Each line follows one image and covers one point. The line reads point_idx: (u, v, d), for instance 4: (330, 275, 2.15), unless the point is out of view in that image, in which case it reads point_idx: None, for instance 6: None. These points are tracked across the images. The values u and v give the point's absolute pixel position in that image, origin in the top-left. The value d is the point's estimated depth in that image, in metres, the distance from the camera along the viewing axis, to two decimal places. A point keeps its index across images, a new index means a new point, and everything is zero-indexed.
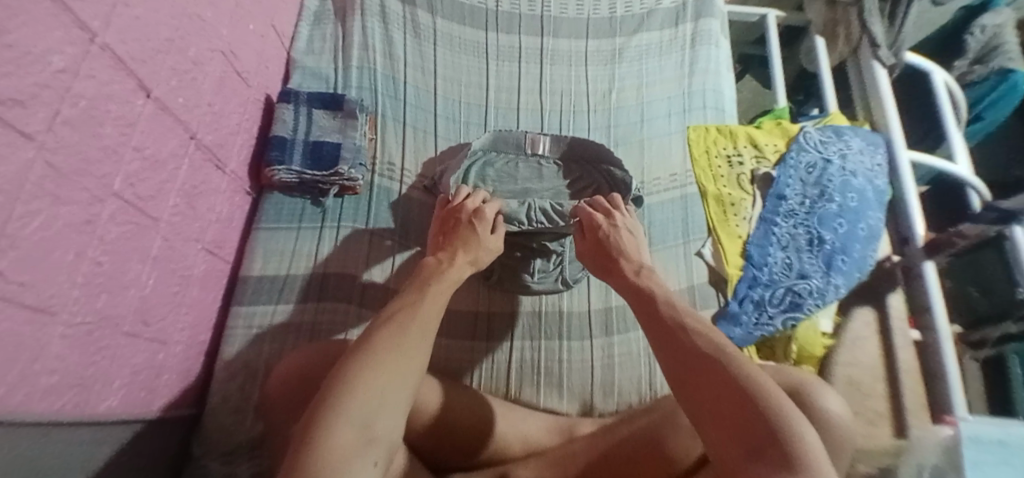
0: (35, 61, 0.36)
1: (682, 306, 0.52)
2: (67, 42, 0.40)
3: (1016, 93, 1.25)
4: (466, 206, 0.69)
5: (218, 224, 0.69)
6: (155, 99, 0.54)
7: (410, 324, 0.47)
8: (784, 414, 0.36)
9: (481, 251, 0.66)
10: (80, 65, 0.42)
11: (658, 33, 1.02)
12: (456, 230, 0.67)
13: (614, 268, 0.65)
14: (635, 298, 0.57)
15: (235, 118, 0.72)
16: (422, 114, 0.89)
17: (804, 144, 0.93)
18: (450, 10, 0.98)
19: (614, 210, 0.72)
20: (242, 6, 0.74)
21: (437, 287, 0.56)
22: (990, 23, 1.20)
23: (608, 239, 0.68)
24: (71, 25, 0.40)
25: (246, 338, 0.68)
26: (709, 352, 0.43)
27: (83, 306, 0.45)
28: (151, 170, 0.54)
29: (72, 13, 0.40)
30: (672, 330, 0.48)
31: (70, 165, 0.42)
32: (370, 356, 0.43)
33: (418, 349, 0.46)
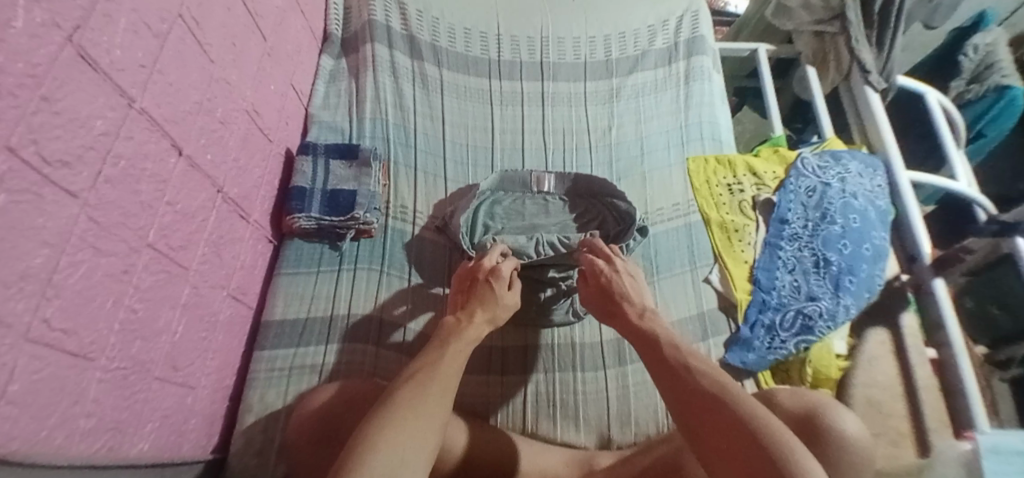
0: (79, 126, 0.41)
1: (686, 348, 0.57)
2: (109, 107, 0.45)
3: (1015, 109, 1.27)
4: (483, 266, 0.72)
5: (243, 271, 0.73)
6: (186, 157, 0.59)
7: (430, 382, 0.53)
8: (784, 448, 0.42)
9: (500, 309, 0.67)
10: (120, 129, 0.47)
11: (652, 72, 1.08)
12: (474, 292, 0.69)
13: (618, 313, 0.67)
14: (640, 342, 0.61)
15: (258, 172, 0.78)
16: (432, 159, 0.94)
17: (802, 169, 0.95)
18: (455, 62, 1.05)
19: (615, 255, 0.74)
20: (265, 69, 0.80)
21: (455, 346, 0.60)
22: (981, 41, 1.26)
23: (609, 285, 0.70)
24: (112, 93, 0.45)
25: (269, 381, 0.70)
26: (713, 392, 0.49)
27: (118, 351, 0.48)
28: (182, 222, 0.58)
29: (113, 82, 0.45)
30: (678, 371, 0.54)
31: (110, 219, 0.46)
32: (393, 415, 0.47)
33: (437, 405, 0.50)
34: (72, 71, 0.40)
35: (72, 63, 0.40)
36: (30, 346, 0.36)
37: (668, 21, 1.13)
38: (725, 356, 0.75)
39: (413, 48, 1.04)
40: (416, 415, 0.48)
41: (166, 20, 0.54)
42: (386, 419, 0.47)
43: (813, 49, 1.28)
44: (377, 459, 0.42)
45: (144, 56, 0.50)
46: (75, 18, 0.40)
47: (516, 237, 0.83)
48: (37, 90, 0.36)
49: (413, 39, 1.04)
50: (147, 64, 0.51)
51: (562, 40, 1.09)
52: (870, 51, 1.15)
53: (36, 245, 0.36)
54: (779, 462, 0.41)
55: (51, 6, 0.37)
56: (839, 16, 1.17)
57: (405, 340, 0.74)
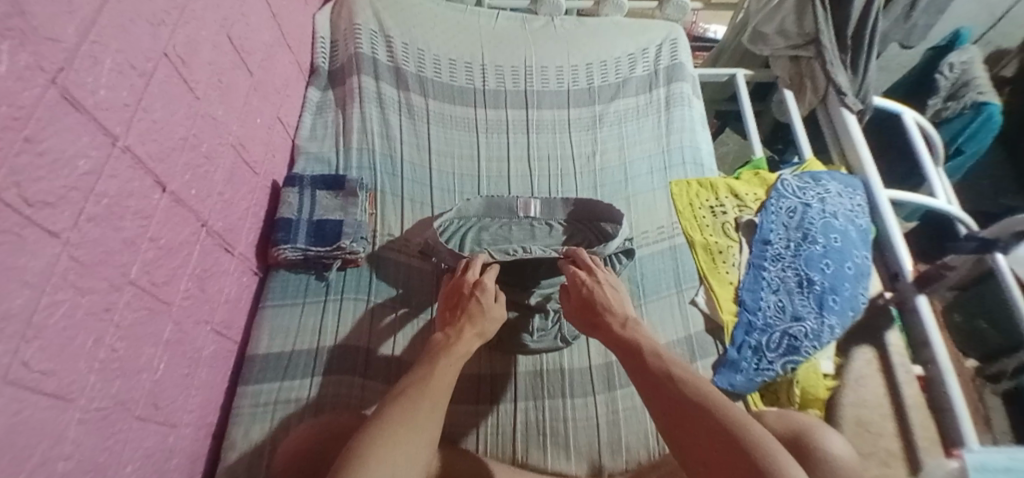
0: (62, 166, 0.41)
1: (668, 356, 0.60)
2: (92, 146, 0.45)
3: (991, 126, 1.30)
4: (467, 280, 0.75)
5: (227, 304, 0.72)
6: (169, 193, 0.59)
7: (421, 401, 0.55)
8: (766, 451, 0.46)
9: (487, 322, 0.70)
10: (103, 168, 0.47)
11: (633, 98, 1.11)
12: (461, 306, 0.72)
13: (600, 323, 0.70)
14: (625, 352, 0.63)
15: (244, 204, 0.78)
16: (419, 187, 0.95)
17: (782, 191, 0.97)
18: (441, 92, 1.07)
19: (596, 267, 0.77)
20: (251, 103, 0.82)
21: (446, 359, 0.62)
22: (956, 60, 1.33)
23: (593, 296, 0.72)
24: (96, 131, 0.46)
25: (253, 416, 0.69)
26: (696, 400, 0.52)
27: (98, 392, 0.47)
28: (165, 257, 0.58)
29: (97, 121, 0.46)
30: (661, 380, 0.56)
31: (91, 257, 0.45)
32: (386, 436, 0.50)
33: (425, 423, 0.53)
34: (56, 112, 0.40)
35: (56, 104, 0.40)
36: (8, 390, 0.35)
37: (648, 49, 1.17)
38: (713, 378, 0.75)
39: (399, 79, 1.07)
40: (411, 424, 0.52)
41: (151, 58, 0.55)
42: (381, 436, 0.50)
43: (789, 73, 1.32)
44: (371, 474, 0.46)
45: (129, 95, 0.51)
46: (59, 61, 0.40)
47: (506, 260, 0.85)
48: (21, 131, 0.36)
49: (400, 70, 1.07)
50: (131, 102, 0.52)
51: (545, 69, 1.13)
52: (846, 75, 1.20)
53: (16, 286, 0.36)
54: (760, 464, 0.45)
55: (36, 50, 0.38)
56: (814, 41, 1.22)
57: (392, 369, 0.74)
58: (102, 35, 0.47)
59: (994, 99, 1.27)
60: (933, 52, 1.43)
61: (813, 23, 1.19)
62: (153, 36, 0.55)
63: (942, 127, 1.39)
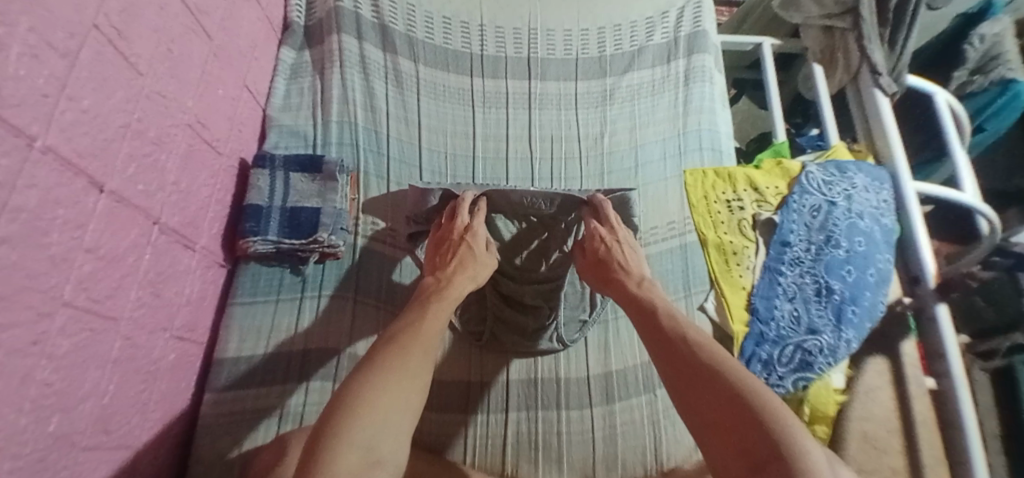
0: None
1: (683, 320, 0.56)
2: (4, 153, 0.35)
3: (1017, 104, 1.22)
4: (457, 225, 0.69)
5: (189, 305, 0.65)
6: (108, 193, 0.49)
7: (412, 344, 0.52)
8: (783, 417, 0.41)
9: (479, 268, 0.66)
10: (19, 175, 0.37)
11: (649, 71, 0.99)
12: (450, 251, 0.67)
13: (615, 283, 0.67)
14: (639, 313, 0.60)
15: (206, 191, 0.69)
16: (406, 169, 0.86)
17: (806, 185, 0.89)
18: (432, 56, 0.95)
19: (616, 225, 0.73)
20: (211, 71, 0.70)
21: (437, 303, 0.59)
22: (988, 32, 1.16)
23: (609, 257, 0.69)
24: (8, 135, 0.35)
25: (223, 427, 0.63)
26: (708, 363, 0.48)
27: (32, 435, 0.41)
28: (107, 268, 0.49)
29: (7, 122, 0.35)
30: (676, 343, 0.52)
31: (12, 286, 0.37)
32: (381, 384, 0.45)
33: (416, 364, 0.50)
34: None
35: None
36: None
37: (668, 13, 1.04)
38: None
39: (385, 39, 0.94)
40: (407, 371, 0.48)
41: (77, 34, 0.44)
42: (371, 382, 0.45)
43: (820, 46, 1.19)
44: (368, 427, 0.41)
45: (48, 83, 0.40)
46: None
47: (504, 227, 0.81)
48: None
49: (386, 29, 0.94)
50: (51, 92, 0.41)
51: (552, 33, 1.00)
52: (882, 50, 1.08)
53: None
54: (775, 432, 0.39)
55: None
56: (851, 11, 1.08)
57: None
58: (7, 11, 0.35)
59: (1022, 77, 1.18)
60: (960, 19, 1.24)
61: None
62: (77, 2, 0.44)
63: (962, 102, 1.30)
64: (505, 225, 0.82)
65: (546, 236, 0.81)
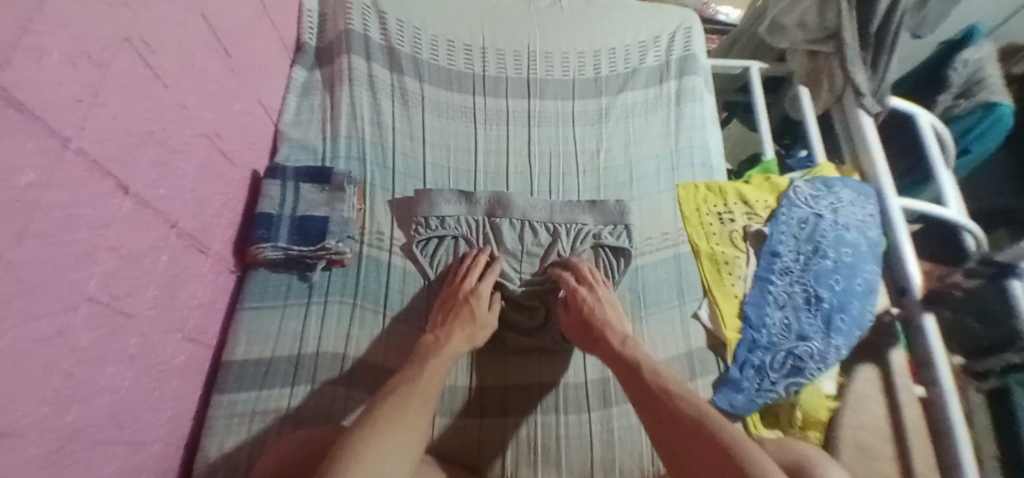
0: (5, 177, 0.35)
1: (665, 373, 0.61)
2: (38, 153, 0.39)
3: (1001, 126, 1.26)
4: (463, 287, 0.74)
5: (200, 309, 0.67)
6: (133, 195, 0.53)
7: (411, 396, 0.56)
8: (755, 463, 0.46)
9: (479, 329, 0.70)
10: (51, 176, 0.41)
11: (642, 91, 1.04)
12: (453, 312, 0.71)
13: (601, 340, 0.70)
14: (624, 369, 0.64)
15: (220, 200, 0.72)
16: (411, 182, 0.89)
17: (794, 199, 0.93)
18: (437, 77, 1.00)
19: (594, 282, 0.76)
20: (228, 87, 0.74)
21: (435, 361, 0.63)
22: (971, 57, 1.25)
23: (592, 314, 0.72)
24: (42, 134, 0.39)
25: (227, 429, 0.64)
26: (691, 416, 0.53)
27: (53, 423, 0.42)
28: (128, 267, 0.52)
29: (44, 123, 0.39)
30: (659, 396, 0.58)
31: (39, 277, 0.40)
32: (380, 430, 0.50)
33: (415, 418, 0.53)
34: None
35: None
36: None
37: (659, 38, 1.10)
38: (713, 399, 0.72)
39: (391, 59, 0.99)
40: (396, 423, 0.52)
41: (110, 46, 0.48)
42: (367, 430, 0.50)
43: (806, 68, 1.25)
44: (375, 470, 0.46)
45: (83, 89, 0.44)
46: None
47: (508, 234, 0.83)
48: None
49: (394, 51, 0.99)
50: (86, 98, 0.44)
51: (550, 55, 1.05)
52: (864, 73, 1.12)
53: None
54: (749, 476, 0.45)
55: None
56: (834, 36, 1.13)
57: (377, 378, 0.71)
58: (50, 23, 0.39)
59: (1005, 100, 1.22)
60: (945, 46, 1.34)
61: (835, 18, 1.10)
62: (111, 19, 0.48)
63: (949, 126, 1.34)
64: (509, 231, 0.84)
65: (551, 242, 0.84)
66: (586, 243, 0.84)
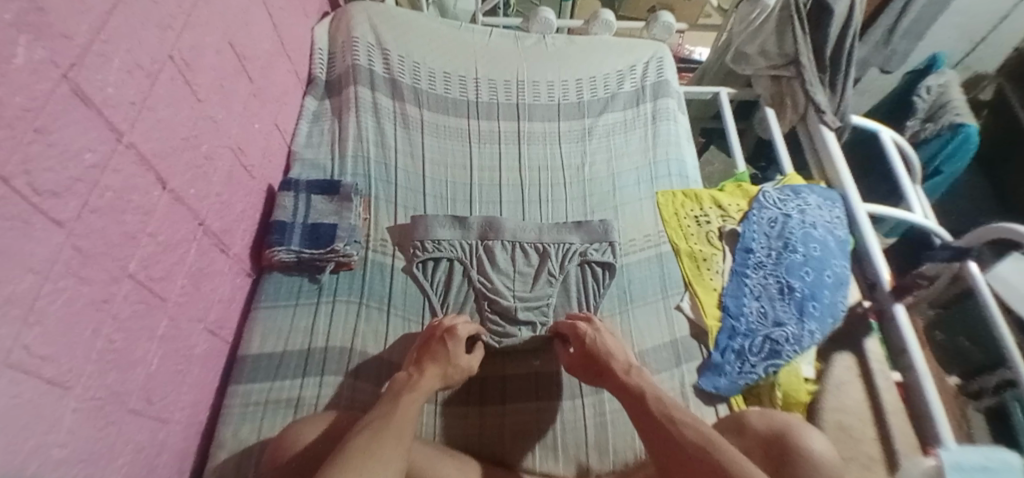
0: (70, 157, 0.43)
1: (669, 399, 0.58)
2: (99, 141, 0.47)
3: (968, 146, 1.33)
4: (442, 324, 0.72)
5: (220, 304, 0.73)
6: (170, 191, 0.60)
7: (388, 427, 0.52)
8: None
9: (452, 368, 0.68)
10: (108, 162, 0.48)
11: (621, 113, 1.15)
12: (428, 348, 0.70)
13: (604, 372, 0.67)
14: (628, 400, 0.61)
15: (240, 207, 0.80)
16: (412, 195, 0.98)
17: (764, 202, 1.01)
18: (436, 103, 1.10)
19: (591, 317, 0.76)
20: (252, 109, 0.84)
21: (410, 395, 0.60)
22: (933, 82, 1.39)
23: (594, 347, 0.70)
24: (103, 127, 0.48)
25: (243, 416, 0.68)
26: (698, 443, 0.50)
27: (94, 381, 0.48)
28: (163, 253, 0.59)
29: (105, 117, 0.48)
30: (664, 424, 0.54)
31: (94, 248, 0.47)
32: (348, 462, 0.46)
33: (393, 450, 0.49)
34: (64, 103, 0.42)
35: (66, 98, 0.42)
36: (8, 371, 0.36)
37: (635, 67, 1.22)
38: (698, 381, 0.77)
39: (394, 90, 1.10)
40: (378, 454, 0.48)
41: (158, 60, 0.57)
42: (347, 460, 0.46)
43: (770, 91, 1.37)
44: None
45: (136, 93, 0.53)
46: (71, 58, 0.42)
47: (501, 254, 0.88)
48: (33, 122, 0.38)
49: (395, 82, 1.10)
50: (137, 101, 0.53)
51: (537, 84, 1.17)
52: (825, 93, 1.25)
53: (21, 271, 0.37)
54: None
55: (50, 45, 0.40)
56: (793, 62, 1.25)
57: (383, 372, 0.74)
58: (113, 36, 0.49)
59: (970, 121, 1.31)
60: (912, 74, 1.48)
61: (791, 45, 1.23)
62: (160, 39, 0.58)
63: (920, 148, 1.42)
64: (502, 255, 0.88)
65: (544, 244, 0.91)
66: (573, 261, 0.89)
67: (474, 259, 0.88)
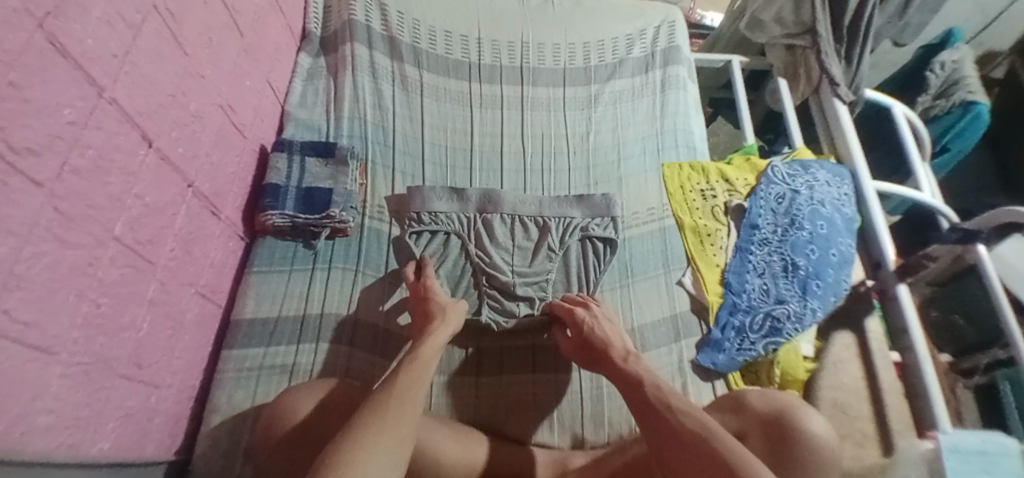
0: (48, 114, 0.40)
1: (667, 386, 0.56)
2: (79, 97, 0.44)
3: (976, 125, 1.30)
4: (422, 285, 0.72)
5: (212, 268, 0.72)
6: (156, 150, 0.57)
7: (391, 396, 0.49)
8: None
9: (452, 314, 0.67)
10: (89, 119, 0.45)
11: (629, 80, 1.10)
12: (423, 309, 0.68)
13: (602, 357, 0.65)
14: (624, 387, 0.59)
15: (231, 168, 0.77)
16: (410, 159, 0.94)
17: (772, 177, 0.98)
18: (435, 64, 1.05)
19: (590, 302, 0.74)
20: (242, 65, 0.80)
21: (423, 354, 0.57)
22: (947, 58, 1.32)
23: (592, 333, 0.68)
24: (83, 82, 0.44)
25: (237, 381, 0.68)
26: (697, 434, 0.49)
27: (82, 347, 0.46)
28: (151, 216, 0.57)
29: (84, 70, 0.44)
30: (661, 412, 0.53)
31: (76, 209, 0.44)
32: (362, 431, 0.44)
33: (403, 422, 0.47)
34: (42, 56, 0.39)
35: (43, 49, 0.38)
36: None
37: (646, 30, 1.16)
38: (697, 357, 0.77)
39: (393, 49, 1.04)
40: (386, 422, 0.46)
41: (141, 11, 0.53)
42: (350, 435, 0.44)
43: (784, 62, 1.31)
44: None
45: (117, 46, 0.49)
46: (47, 5, 0.39)
47: (500, 228, 0.86)
48: (8, 75, 0.35)
49: (394, 40, 1.05)
50: (119, 54, 0.49)
51: (542, 46, 1.11)
52: (840, 66, 1.19)
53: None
54: None
55: None
56: (810, 30, 1.19)
57: (379, 340, 0.73)
58: None
59: (982, 99, 1.27)
60: (924, 50, 1.41)
61: (809, 12, 1.17)
62: None
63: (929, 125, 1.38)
64: (501, 227, 0.86)
65: (546, 215, 0.88)
66: (574, 236, 0.86)
67: (473, 233, 0.85)
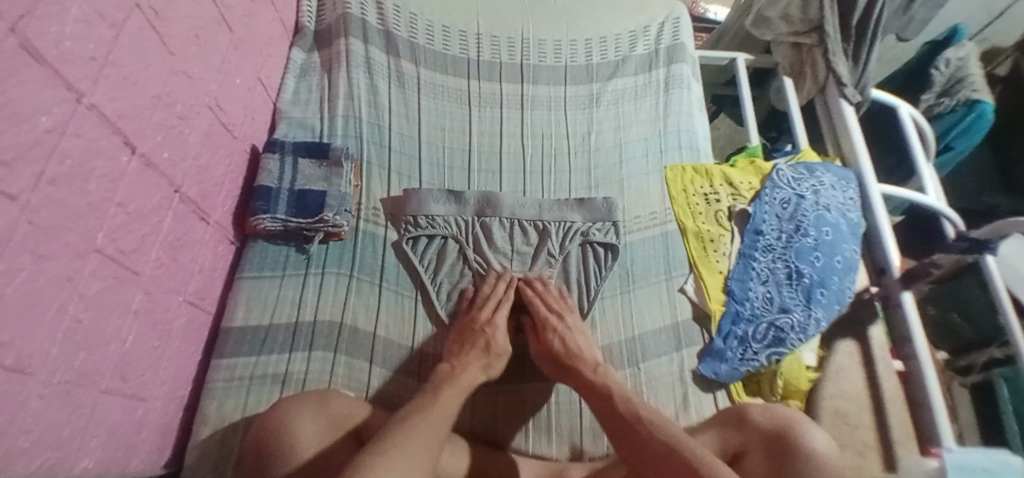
0: (23, 122, 0.37)
1: (637, 398, 0.59)
2: (56, 102, 0.41)
3: (981, 124, 1.28)
4: (480, 317, 0.72)
5: (200, 274, 0.69)
6: (140, 155, 0.54)
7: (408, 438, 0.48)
8: None
9: (494, 358, 0.67)
10: (67, 125, 0.43)
11: (632, 78, 1.07)
12: (470, 342, 0.69)
13: (572, 368, 0.66)
14: (597, 399, 0.61)
15: (221, 170, 0.74)
16: (406, 159, 0.92)
17: (777, 181, 0.96)
18: (432, 60, 1.02)
19: (566, 311, 0.75)
20: (231, 62, 0.77)
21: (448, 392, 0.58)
22: (952, 55, 1.29)
23: (564, 344, 0.69)
24: (60, 87, 0.41)
25: (227, 391, 0.66)
26: (666, 447, 0.51)
27: (62, 364, 0.44)
28: (135, 223, 0.54)
29: (62, 75, 0.41)
30: (633, 424, 0.55)
31: (54, 221, 0.42)
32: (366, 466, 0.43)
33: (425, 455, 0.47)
34: (16, 61, 0.36)
35: (16, 54, 0.36)
36: None
37: (649, 27, 1.13)
38: (698, 367, 0.76)
39: (390, 44, 1.01)
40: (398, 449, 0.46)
41: (124, 8, 0.50)
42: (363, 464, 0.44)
43: (790, 60, 1.27)
44: None
45: (98, 47, 0.46)
46: (21, 7, 0.36)
47: (498, 232, 0.84)
48: None
49: (391, 35, 1.01)
50: (99, 55, 0.47)
51: (543, 42, 1.08)
52: (847, 65, 1.16)
53: None
54: None
55: None
56: (817, 29, 1.16)
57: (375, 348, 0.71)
58: None
59: (987, 98, 1.25)
60: (930, 45, 1.38)
61: (817, 10, 1.13)
62: None
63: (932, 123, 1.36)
64: (499, 231, 0.84)
65: (546, 219, 0.86)
66: (574, 241, 0.84)
67: (470, 237, 0.83)
